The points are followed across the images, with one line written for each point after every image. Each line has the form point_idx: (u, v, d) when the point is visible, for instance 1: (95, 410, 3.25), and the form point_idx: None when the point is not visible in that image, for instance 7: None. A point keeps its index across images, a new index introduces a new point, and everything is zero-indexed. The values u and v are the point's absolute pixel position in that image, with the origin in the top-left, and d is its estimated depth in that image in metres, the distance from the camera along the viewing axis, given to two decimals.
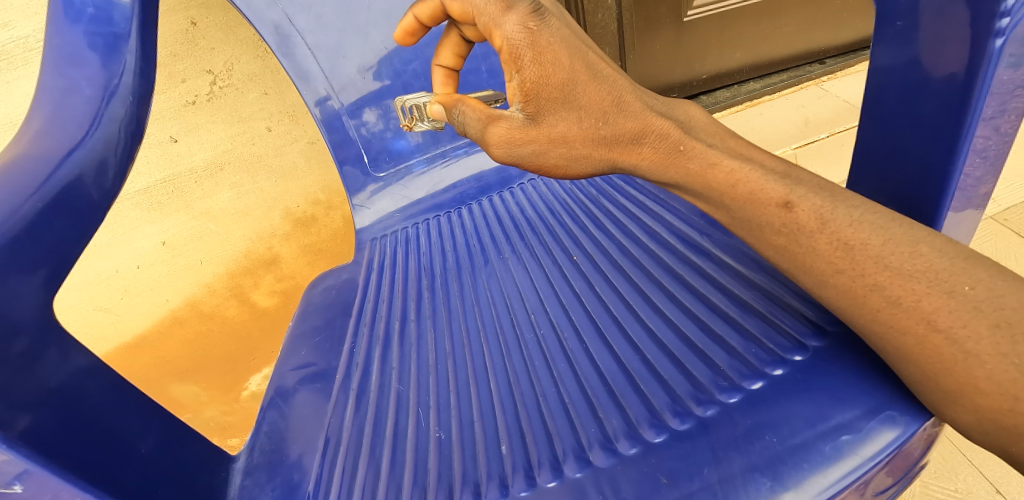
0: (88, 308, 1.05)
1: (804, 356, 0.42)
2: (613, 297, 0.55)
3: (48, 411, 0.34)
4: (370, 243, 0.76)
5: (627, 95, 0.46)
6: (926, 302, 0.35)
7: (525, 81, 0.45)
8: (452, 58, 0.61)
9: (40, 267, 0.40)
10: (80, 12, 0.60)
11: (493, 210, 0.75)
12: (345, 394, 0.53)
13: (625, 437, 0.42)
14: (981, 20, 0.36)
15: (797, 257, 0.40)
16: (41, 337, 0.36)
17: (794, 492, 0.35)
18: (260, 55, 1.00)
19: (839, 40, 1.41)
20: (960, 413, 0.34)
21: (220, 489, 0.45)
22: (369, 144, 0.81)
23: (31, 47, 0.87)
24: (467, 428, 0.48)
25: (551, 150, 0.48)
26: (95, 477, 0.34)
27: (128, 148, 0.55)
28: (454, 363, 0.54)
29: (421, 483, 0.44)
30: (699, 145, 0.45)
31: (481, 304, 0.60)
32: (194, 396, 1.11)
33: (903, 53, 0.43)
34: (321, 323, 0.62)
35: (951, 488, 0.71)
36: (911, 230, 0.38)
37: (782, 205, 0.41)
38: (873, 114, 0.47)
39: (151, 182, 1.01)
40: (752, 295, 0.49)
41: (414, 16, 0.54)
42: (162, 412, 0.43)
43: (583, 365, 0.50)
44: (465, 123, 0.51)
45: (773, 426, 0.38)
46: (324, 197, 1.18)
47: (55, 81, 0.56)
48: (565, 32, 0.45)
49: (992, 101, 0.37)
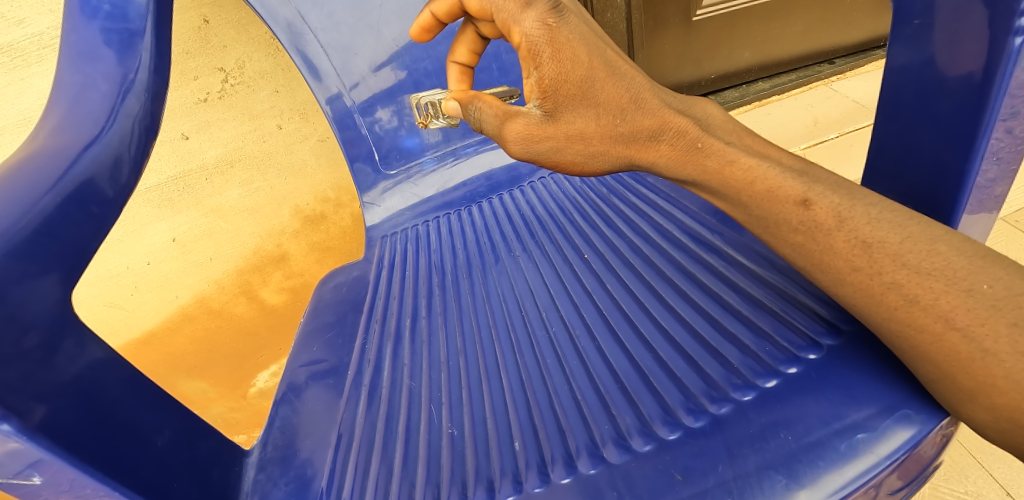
0: (99, 305, 1.06)
1: (818, 354, 0.42)
2: (625, 295, 0.56)
3: (65, 403, 0.34)
4: (381, 240, 0.76)
5: (644, 93, 0.46)
6: (945, 300, 0.35)
7: (543, 78, 0.45)
8: (467, 55, 0.61)
9: (60, 260, 0.40)
10: (96, 9, 0.60)
11: (503, 208, 0.75)
12: (358, 390, 0.53)
13: (638, 434, 0.42)
14: (1001, 18, 0.36)
15: (814, 255, 0.40)
16: (58, 330, 0.36)
17: (808, 490, 0.35)
18: (271, 53, 1.01)
19: (849, 40, 1.40)
20: (977, 412, 0.34)
21: (233, 483, 0.45)
22: (381, 142, 0.81)
23: (45, 44, 0.87)
24: (479, 424, 0.48)
25: (568, 147, 0.48)
26: (111, 470, 0.35)
27: (143, 145, 0.55)
28: (465, 360, 0.55)
29: (434, 480, 0.44)
30: (716, 143, 0.45)
31: (492, 302, 0.61)
32: (202, 392, 1.15)
33: (919, 53, 0.43)
34: (333, 319, 0.62)
35: (961, 490, 0.71)
36: (929, 228, 0.38)
37: (800, 203, 0.41)
38: (888, 113, 0.47)
39: (163, 179, 1.02)
40: (765, 294, 0.49)
41: (430, 12, 0.55)
42: (176, 406, 0.43)
43: (595, 363, 0.50)
44: (481, 119, 0.51)
45: (787, 424, 0.38)
46: (333, 195, 1.18)
47: (72, 77, 0.57)
48: (583, 30, 0.45)
49: (1009, 101, 0.37)
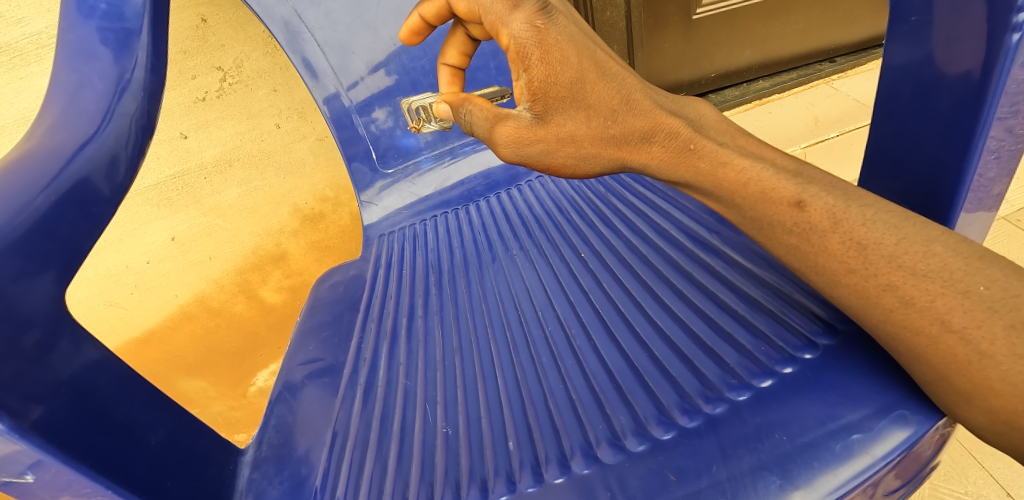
0: (99, 303, 1.06)
1: (813, 354, 0.42)
2: (620, 294, 0.55)
3: (60, 402, 0.34)
4: (378, 240, 0.76)
5: (636, 94, 0.46)
6: (940, 302, 0.35)
7: (532, 80, 0.45)
8: (458, 57, 0.61)
9: (52, 260, 0.40)
10: (93, 8, 0.60)
11: (500, 208, 0.75)
12: (353, 389, 0.53)
13: (632, 434, 0.42)
14: (998, 15, 0.36)
15: (808, 257, 0.40)
16: (54, 328, 0.36)
17: (803, 491, 0.35)
18: (269, 52, 1.01)
19: (850, 38, 1.40)
20: (974, 414, 0.34)
21: (227, 482, 0.45)
22: (378, 142, 0.81)
23: (44, 43, 0.88)
24: (474, 424, 0.48)
25: (559, 149, 0.48)
26: (106, 469, 0.35)
27: (140, 145, 0.55)
28: (461, 359, 0.54)
29: (428, 480, 0.44)
30: (710, 144, 0.45)
31: (489, 302, 0.60)
32: (201, 391, 1.16)
33: (915, 51, 0.42)
34: (329, 318, 0.62)
35: (961, 491, 0.70)
36: (925, 229, 0.38)
37: (793, 204, 0.40)
38: (885, 111, 0.46)
39: (161, 178, 1.02)
40: (763, 294, 0.49)
41: (419, 15, 0.55)
42: (171, 405, 0.43)
43: (591, 362, 0.50)
44: (472, 122, 0.51)
45: (782, 424, 0.38)
46: (331, 194, 1.18)
47: (68, 76, 0.56)
48: (572, 30, 0.44)
49: (1006, 101, 0.37)
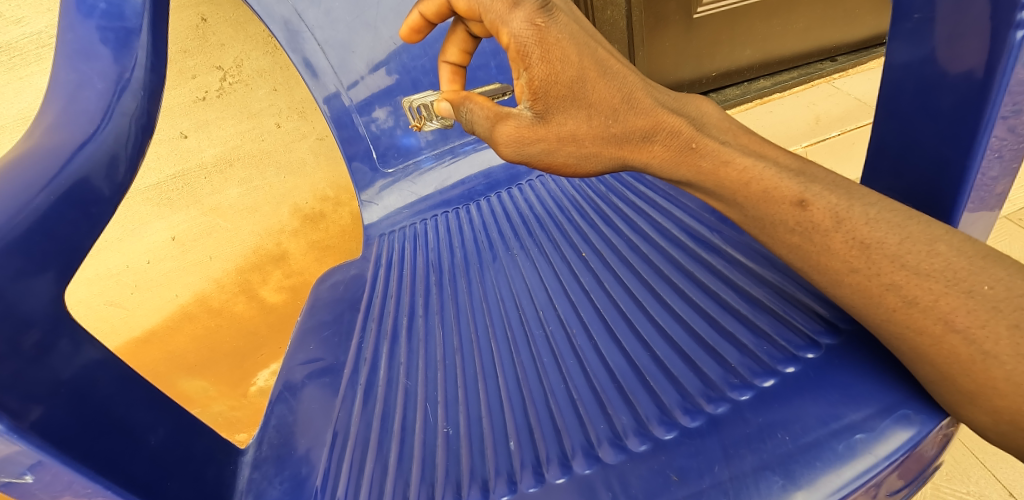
0: (100, 303, 1.06)
1: (816, 353, 0.42)
2: (622, 293, 0.55)
3: (59, 403, 0.34)
4: (378, 239, 0.76)
5: (637, 92, 0.45)
6: (944, 301, 0.35)
7: (533, 79, 0.44)
8: (459, 55, 0.61)
9: (52, 260, 0.40)
10: (92, 8, 0.60)
11: (501, 207, 0.74)
12: (353, 388, 0.53)
13: (634, 434, 0.42)
14: (1002, 12, 0.35)
15: (810, 256, 0.40)
16: (53, 328, 0.36)
17: (806, 491, 0.35)
18: (270, 51, 1.01)
19: (852, 37, 1.39)
20: (977, 414, 0.34)
21: (227, 482, 0.45)
22: (378, 141, 0.81)
23: (44, 43, 0.88)
24: (475, 424, 0.48)
25: (560, 149, 0.48)
26: (106, 469, 0.35)
27: (140, 144, 0.55)
28: (462, 359, 0.54)
29: (429, 479, 0.44)
30: (711, 143, 0.44)
31: (490, 302, 0.60)
32: (202, 391, 1.15)
33: (917, 50, 0.42)
34: (329, 317, 0.62)
35: (963, 491, 0.70)
36: (929, 227, 0.37)
37: (796, 203, 0.40)
38: (887, 109, 0.46)
39: (162, 178, 1.02)
40: (764, 293, 0.49)
41: (419, 13, 0.54)
42: (171, 404, 0.43)
43: (592, 362, 0.49)
44: (473, 121, 0.51)
45: (785, 424, 0.38)
46: (332, 194, 1.18)
47: (67, 75, 0.56)
48: (573, 29, 0.44)
49: (1010, 99, 0.37)
